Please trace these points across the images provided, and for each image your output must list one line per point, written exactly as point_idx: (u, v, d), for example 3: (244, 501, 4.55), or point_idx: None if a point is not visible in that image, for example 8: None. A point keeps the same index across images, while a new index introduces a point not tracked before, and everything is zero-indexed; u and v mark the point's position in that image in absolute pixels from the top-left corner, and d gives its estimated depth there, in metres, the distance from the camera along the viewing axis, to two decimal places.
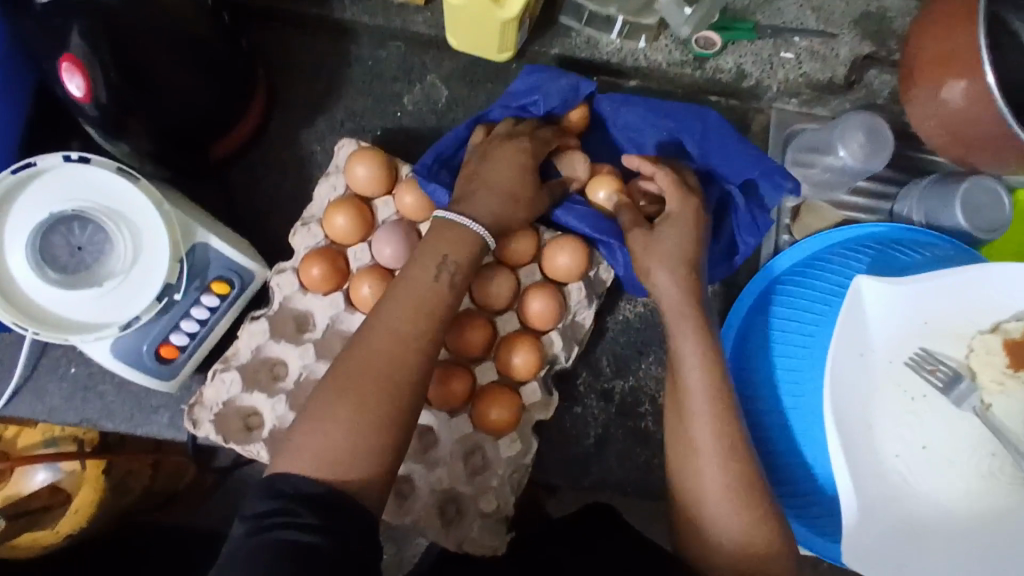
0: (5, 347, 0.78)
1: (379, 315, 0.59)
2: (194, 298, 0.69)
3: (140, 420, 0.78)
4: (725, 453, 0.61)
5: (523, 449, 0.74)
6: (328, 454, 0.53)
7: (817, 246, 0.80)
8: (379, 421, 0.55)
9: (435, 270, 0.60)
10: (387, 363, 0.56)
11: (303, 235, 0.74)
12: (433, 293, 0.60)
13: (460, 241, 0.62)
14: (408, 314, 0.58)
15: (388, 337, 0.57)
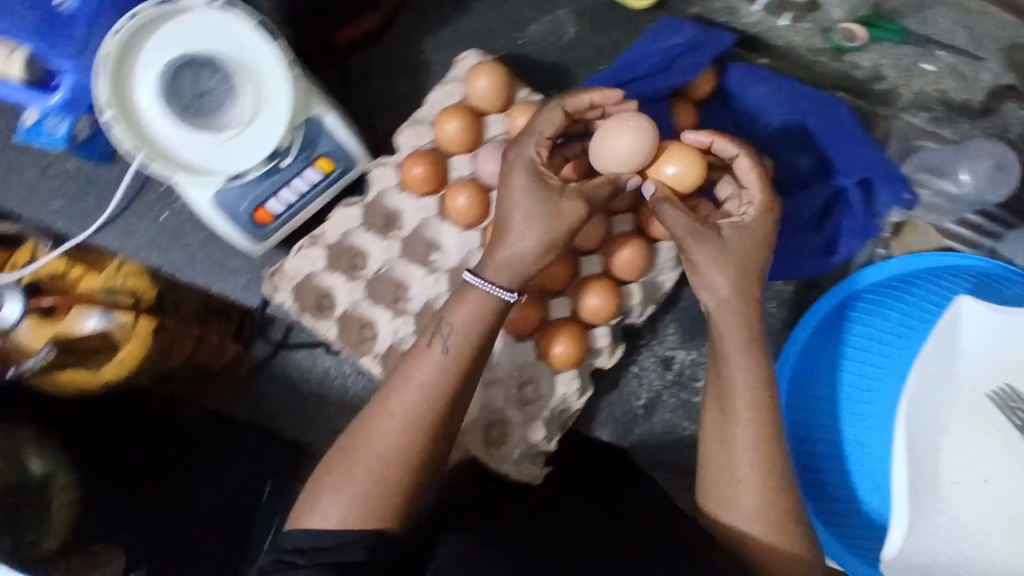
0: (105, 180, 0.80)
1: (388, 397, 0.54)
2: (298, 171, 0.69)
3: (217, 278, 0.80)
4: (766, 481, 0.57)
5: (579, 390, 0.74)
6: (352, 515, 0.51)
7: (892, 270, 0.80)
8: (393, 486, 0.52)
9: (440, 347, 0.55)
10: (386, 446, 0.52)
11: (411, 133, 0.74)
12: (450, 365, 0.55)
13: (468, 308, 0.56)
14: (400, 408, 0.53)
15: (392, 418, 0.53)
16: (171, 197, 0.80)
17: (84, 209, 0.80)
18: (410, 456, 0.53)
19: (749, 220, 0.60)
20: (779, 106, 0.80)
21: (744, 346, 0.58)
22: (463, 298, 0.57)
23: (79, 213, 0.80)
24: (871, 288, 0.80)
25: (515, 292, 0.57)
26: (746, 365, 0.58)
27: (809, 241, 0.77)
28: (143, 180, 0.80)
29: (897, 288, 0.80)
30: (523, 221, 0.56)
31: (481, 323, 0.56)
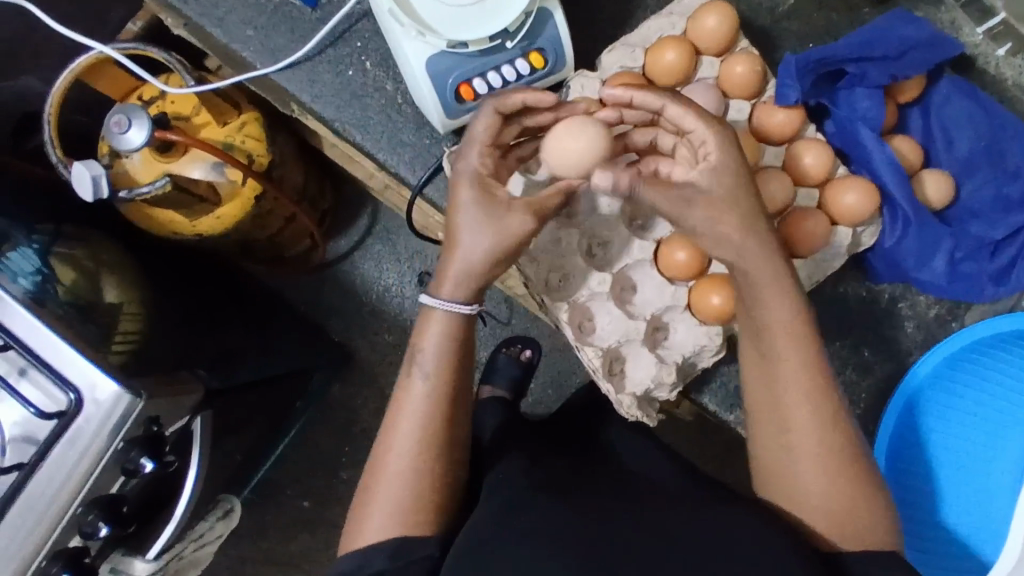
0: (302, 23, 0.80)
1: (394, 429, 0.63)
2: (512, 58, 0.69)
3: (385, 147, 0.79)
4: (802, 436, 0.58)
5: (716, 348, 0.73)
6: (405, 517, 0.61)
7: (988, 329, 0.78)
8: (418, 500, 0.62)
9: (415, 372, 0.64)
10: (421, 403, 0.63)
11: (623, 54, 0.74)
12: (433, 390, 0.63)
13: (431, 331, 0.63)
14: (410, 406, 0.63)
15: (403, 436, 0.63)
16: (362, 56, 0.80)
17: (274, 44, 0.80)
18: (427, 455, 0.62)
19: (715, 160, 0.57)
20: (975, 122, 0.80)
21: (790, 332, 0.59)
22: (427, 321, 0.64)
23: (267, 47, 0.80)
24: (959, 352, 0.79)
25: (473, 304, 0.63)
26: (769, 299, 0.59)
27: (983, 269, 0.76)
28: (340, 33, 0.80)
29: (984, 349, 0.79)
30: (475, 240, 0.60)
31: (447, 346, 0.63)
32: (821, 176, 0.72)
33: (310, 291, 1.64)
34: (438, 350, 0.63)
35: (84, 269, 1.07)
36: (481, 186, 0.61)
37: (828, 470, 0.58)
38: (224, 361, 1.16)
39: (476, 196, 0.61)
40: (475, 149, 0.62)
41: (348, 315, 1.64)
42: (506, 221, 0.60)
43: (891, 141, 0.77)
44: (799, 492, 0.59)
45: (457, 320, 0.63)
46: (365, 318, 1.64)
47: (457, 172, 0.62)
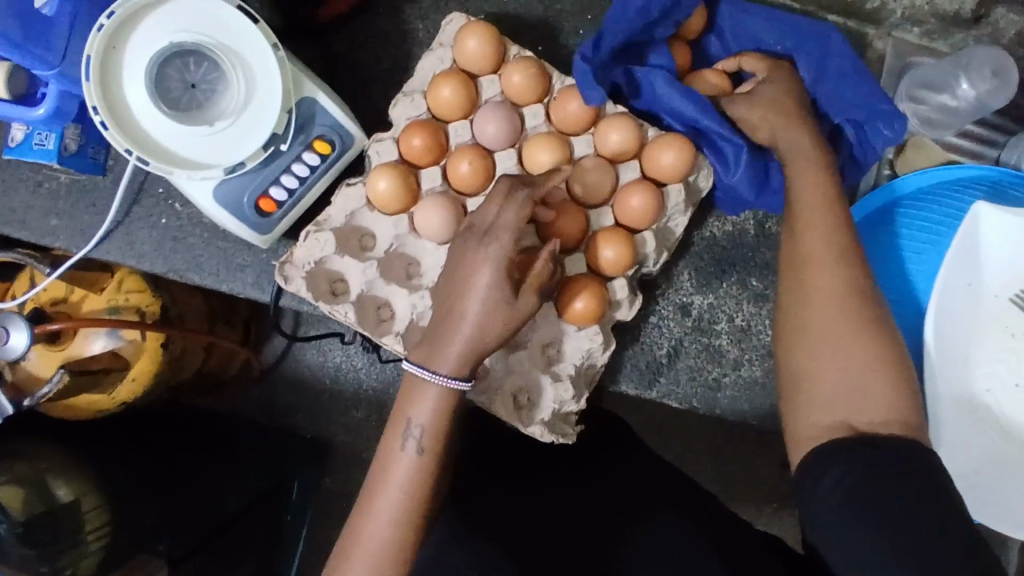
0: (99, 191, 0.79)
1: (375, 493, 0.63)
2: (297, 154, 0.68)
3: (226, 277, 0.78)
4: (849, 318, 0.60)
5: (602, 345, 0.73)
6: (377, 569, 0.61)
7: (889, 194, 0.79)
8: (393, 559, 0.62)
9: (401, 441, 0.63)
10: (399, 467, 0.63)
11: (406, 105, 0.73)
12: (422, 462, 0.63)
13: (422, 401, 0.63)
14: (396, 473, 0.63)
15: (386, 495, 0.63)
16: (169, 200, 0.78)
17: (81, 223, 0.79)
18: (409, 523, 0.63)
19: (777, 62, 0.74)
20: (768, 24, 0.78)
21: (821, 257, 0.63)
22: (416, 394, 0.64)
23: (76, 227, 0.79)
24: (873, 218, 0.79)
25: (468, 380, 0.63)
26: (818, 170, 0.66)
27: None
28: (139, 186, 0.79)
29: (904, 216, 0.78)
30: (478, 311, 0.61)
31: (443, 421, 0.64)
32: (634, 148, 0.72)
33: (265, 401, 1.63)
34: (429, 413, 0.63)
35: (24, 477, 1.04)
36: (505, 269, 0.62)
37: (873, 356, 0.59)
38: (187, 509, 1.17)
39: (495, 275, 0.62)
40: (503, 239, 0.62)
41: (309, 410, 1.62)
42: (513, 303, 0.62)
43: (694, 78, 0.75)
44: (830, 395, 0.59)
45: (442, 396, 0.63)
46: (326, 406, 1.62)
47: (479, 252, 0.62)
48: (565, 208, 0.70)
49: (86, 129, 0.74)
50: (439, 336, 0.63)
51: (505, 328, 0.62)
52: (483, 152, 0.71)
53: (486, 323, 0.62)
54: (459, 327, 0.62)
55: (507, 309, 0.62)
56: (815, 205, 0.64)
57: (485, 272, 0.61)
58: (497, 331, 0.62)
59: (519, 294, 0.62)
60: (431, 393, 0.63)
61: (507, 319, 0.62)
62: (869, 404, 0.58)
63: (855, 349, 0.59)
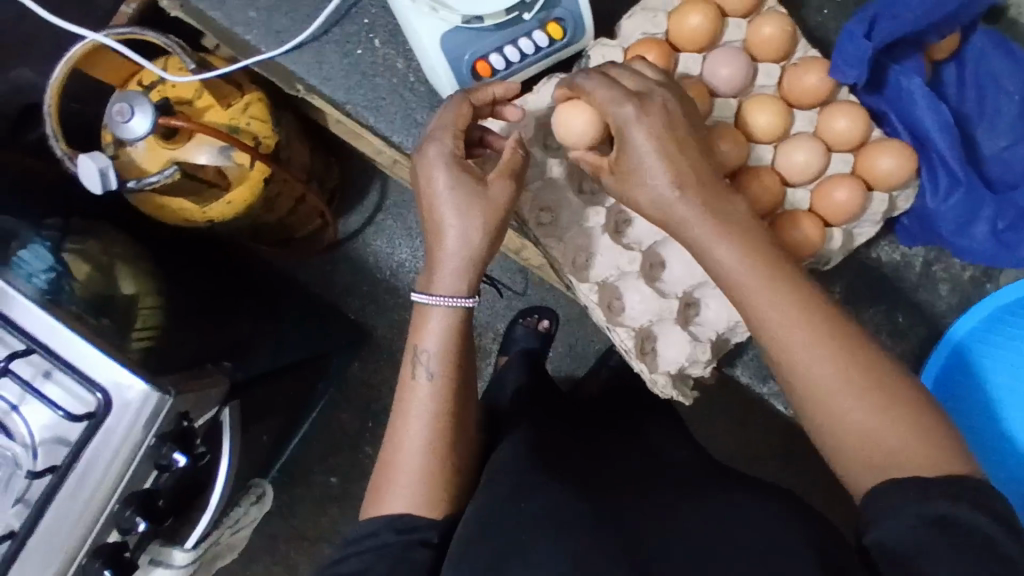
0: (305, 2, 0.77)
1: (399, 426, 0.63)
2: (530, 30, 0.66)
3: (400, 129, 0.76)
4: (829, 359, 0.53)
5: (750, 323, 0.71)
6: (417, 499, 0.61)
7: None
8: (431, 483, 0.62)
9: (413, 373, 0.63)
10: (419, 396, 0.63)
11: (644, 19, 0.70)
12: (439, 388, 0.63)
13: (431, 327, 0.62)
14: (413, 406, 0.63)
15: (412, 427, 0.62)
16: (370, 34, 0.77)
17: (277, 26, 0.77)
18: (435, 448, 0.62)
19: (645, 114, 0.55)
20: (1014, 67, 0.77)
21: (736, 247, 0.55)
22: (424, 321, 0.63)
23: (270, 28, 0.77)
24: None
25: (453, 290, 0.61)
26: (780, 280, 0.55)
27: None
28: (346, 10, 0.77)
29: None
30: (459, 222, 0.60)
31: (451, 340, 0.62)
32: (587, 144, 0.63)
33: (321, 272, 1.62)
34: (428, 342, 0.62)
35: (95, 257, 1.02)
36: (457, 168, 0.60)
37: (872, 409, 0.52)
38: (230, 329, 1.14)
39: (453, 175, 0.60)
40: (444, 136, 0.61)
41: (362, 294, 1.62)
42: (484, 197, 0.60)
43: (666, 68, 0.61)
44: (843, 456, 0.53)
45: (454, 319, 0.62)
46: (379, 295, 1.62)
47: (424, 155, 0.61)
48: (762, 175, 0.68)
49: None
50: (432, 259, 0.62)
51: (490, 221, 0.60)
52: (705, 92, 0.68)
53: (462, 225, 0.60)
54: (442, 239, 0.60)
55: (480, 208, 0.60)
56: (759, 291, 0.54)
57: (432, 170, 0.60)
58: (482, 235, 0.60)
59: (488, 181, 0.61)
60: (435, 320, 0.62)
61: (487, 210, 0.60)
62: (893, 457, 0.51)
63: (843, 404, 0.53)
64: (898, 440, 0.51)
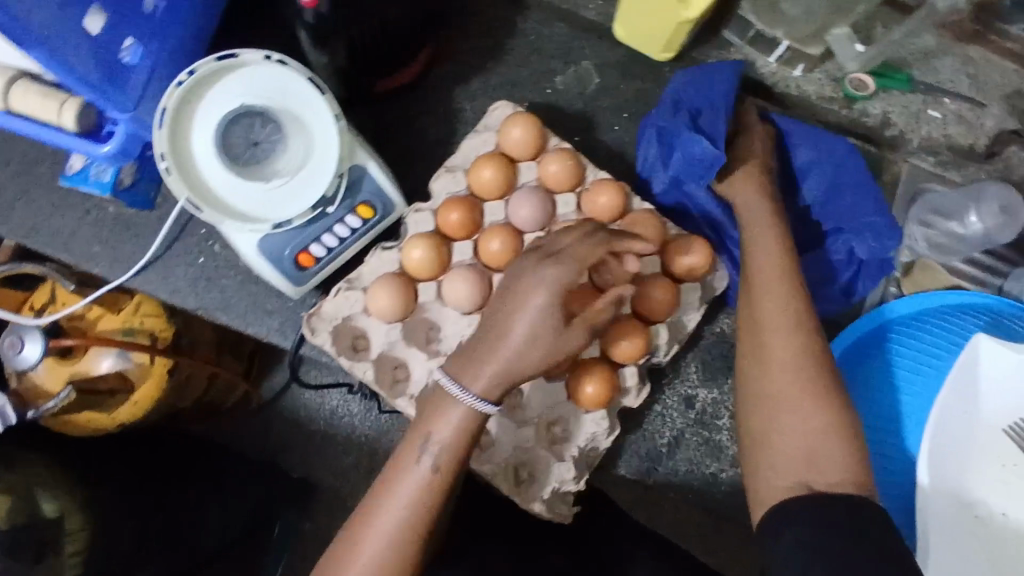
0: (143, 226, 0.82)
1: (371, 514, 0.60)
2: (340, 217, 0.72)
3: (252, 320, 0.81)
4: (796, 339, 0.66)
5: (608, 430, 0.75)
6: None
7: (921, 304, 0.81)
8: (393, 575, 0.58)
9: (416, 458, 0.61)
10: (405, 491, 0.60)
11: (446, 180, 0.77)
12: (434, 481, 0.60)
13: (447, 417, 0.60)
14: (398, 494, 0.60)
15: (387, 516, 0.59)
16: (209, 241, 0.82)
17: (123, 253, 0.82)
18: (402, 546, 0.59)
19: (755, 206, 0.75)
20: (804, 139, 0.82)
21: (780, 335, 0.66)
22: (443, 411, 0.61)
23: (116, 257, 0.82)
24: (904, 319, 0.80)
25: (487, 401, 0.60)
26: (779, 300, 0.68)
27: (835, 284, 0.81)
28: (183, 224, 0.82)
29: (920, 325, 0.81)
30: (521, 338, 0.59)
31: (462, 445, 0.61)
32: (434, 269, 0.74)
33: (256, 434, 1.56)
34: (435, 438, 0.60)
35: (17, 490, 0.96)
36: (555, 299, 0.59)
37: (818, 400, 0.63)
38: (171, 533, 1.13)
39: (548, 300, 0.59)
40: (569, 263, 0.60)
41: (302, 449, 1.54)
42: (560, 338, 0.59)
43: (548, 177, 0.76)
44: (775, 446, 0.63)
45: (467, 413, 0.60)
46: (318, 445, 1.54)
47: (540, 275, 0.60)
48: None
49: (143, 168, 0.79)
50: (477, 353, 0.61)
51: (544, 358, 0.60)
52: (512, 232, 0.75)
53: (513, 325, 0.59)
54: (500, 343, 0.60)
55: (550, 332, 0.59)
56: (771, 282, 0.69)
57: (529, 289, 0.59)
58: (534, 361, 0.59)
59: (569, 325, 0.60)
60: (455, 413, 0.60)
61: (551, 348, 0.59)
62: (827, 462, 0.61)
63: (796, 413, 0.63)
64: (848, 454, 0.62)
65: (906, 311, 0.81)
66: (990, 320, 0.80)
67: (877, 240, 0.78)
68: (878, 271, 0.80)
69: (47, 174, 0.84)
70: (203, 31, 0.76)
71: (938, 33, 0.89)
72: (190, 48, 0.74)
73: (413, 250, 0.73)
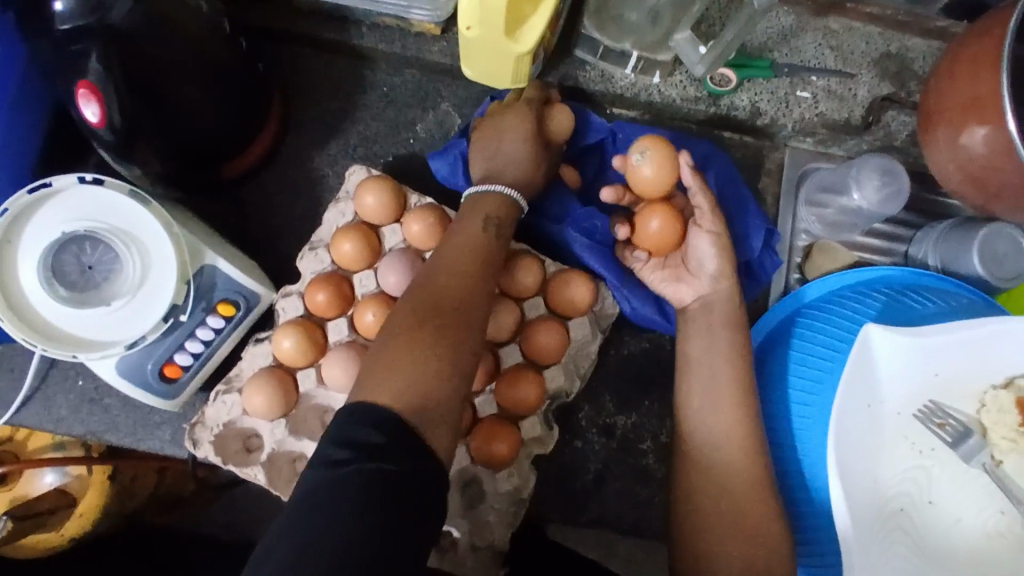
0: (16, 357, 0.80)
1: (439, 263, 0.61)
2: (199, 320, 0.69)
3: (144, 436, 0.78)
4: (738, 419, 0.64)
5: (522, 483, 0.73)
6: (399, 393, 0.52)
7: (830, 285, 0.76)
8: (438, 349, 0.54)
9: (480, 228, 0.64)
10: (461, 258, 0.61)
11: (310, 259, 0.75)
12: (482, 272, 0.61)
13: (490, 199, 0.67)
14: (446, 253, 0.62)
15: (448, 275, 0.60)
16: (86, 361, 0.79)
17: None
18: (461, 283, 0.59)
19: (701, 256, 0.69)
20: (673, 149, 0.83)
21: (725, 416, 0.64)
22: (481, 201, 0.67)
23: None
24: (818, 300, 0.75)
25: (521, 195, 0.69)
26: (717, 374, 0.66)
27: None
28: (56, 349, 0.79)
29: (831, 305, 0.75)
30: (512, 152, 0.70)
31: (507, 220, 0.66)
32: (312, 351, 0.71)
33: None
34: (453, 262, 0.61)
35: None
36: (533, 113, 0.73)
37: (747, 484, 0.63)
38: None
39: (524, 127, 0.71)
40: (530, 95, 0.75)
41: None
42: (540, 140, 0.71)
43: (409, 231, 0.73)
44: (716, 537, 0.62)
45: (507, 203, 0.67)
46: None
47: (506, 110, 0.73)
48: None
49: None
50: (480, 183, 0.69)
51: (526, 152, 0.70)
52: (384, 299, 0.72)
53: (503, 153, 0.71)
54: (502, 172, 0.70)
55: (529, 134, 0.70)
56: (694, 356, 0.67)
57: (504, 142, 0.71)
58: (518, 157, 0.70)
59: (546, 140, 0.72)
60: (497, 199, 0.67)
61: (531, 150, 0.71)
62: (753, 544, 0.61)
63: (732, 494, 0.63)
64: (754, 484, 0.63)
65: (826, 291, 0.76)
66: (889, 296, 0.76)
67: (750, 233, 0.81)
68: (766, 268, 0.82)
69: None
70: (28, 153, 0.73)
71: (793, 13, 0.89)
72: (14, 175, 0.71)
73: (283, 339, 0.70)
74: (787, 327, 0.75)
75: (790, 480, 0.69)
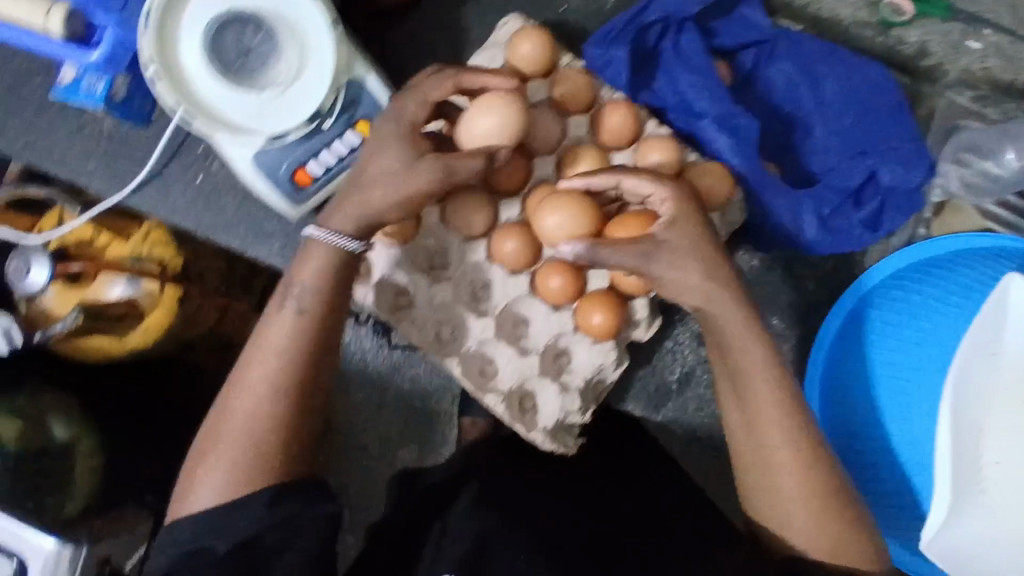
0: (140, 143, 0.80)
1: (263, 338, 0.61)
2: (338, 133, 0.69)
3: (253, 242, 0.79)
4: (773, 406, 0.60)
5: (615, 362, 0.74)
6: (226, 486, 0.58)
7: (924, 252, 0.82)
8: (253, 452, 0.59)
9: (284, 304, 0.61)
10: (314, 316, 0.61)
11: (451, 99, 0.73)
12: (301, 325, 0.61)
13: (312, 262, 0.61)
14: (268, 336, 0.61)
15: (263, 357, 0.60)
16: (207, 159, 0.79)
17: (119, 171, 0.80)
18: (283, 382, 0.60)
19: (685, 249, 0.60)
20: (830, 64, 0.81)
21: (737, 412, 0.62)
22: (306, 252, 0.61)
23: (112, 175, 0.80)
24: (912, 270, 0.82)
25: (358, 240, 0.61)
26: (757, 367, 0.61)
27: (851, 217, 0.76)
28: (181, 142, 0.80)
29: (922, 275, 0.81)
30: (379, 180, 0.60)
31: (325, 277, 0.61)
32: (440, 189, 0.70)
33: None
34: (275, 340, 0.60)
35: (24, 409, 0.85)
36: (409, 136, 0.61)
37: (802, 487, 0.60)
38: None
39: (398, 144, 0.60)
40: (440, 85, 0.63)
41: None
42: (409, 167, 0.60)
43: (558, 88, 0.72)
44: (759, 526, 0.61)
45: (334, 256, 0.61)
46: None
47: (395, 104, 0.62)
48: None
49: (136, 81, 0.75)
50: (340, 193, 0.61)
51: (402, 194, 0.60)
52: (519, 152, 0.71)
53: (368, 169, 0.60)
54: (369, 191, 0.60)
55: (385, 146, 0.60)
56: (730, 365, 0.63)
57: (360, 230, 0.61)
58: (389, 196, 0.60)
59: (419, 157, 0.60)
60: (322, 252, 0.61)
61: (399, 182, 0.60)
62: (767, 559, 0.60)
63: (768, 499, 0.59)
64: None
65: (908, 262, 0.82)
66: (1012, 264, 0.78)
67: (898, 161, 0.77)
68: (903, 208, 0.77)
69: (39, 91, 0.80)
70: None
71: None
72: None
73: None
74: (871, 298, 0.83)
75: (870, 438, 0.82)
